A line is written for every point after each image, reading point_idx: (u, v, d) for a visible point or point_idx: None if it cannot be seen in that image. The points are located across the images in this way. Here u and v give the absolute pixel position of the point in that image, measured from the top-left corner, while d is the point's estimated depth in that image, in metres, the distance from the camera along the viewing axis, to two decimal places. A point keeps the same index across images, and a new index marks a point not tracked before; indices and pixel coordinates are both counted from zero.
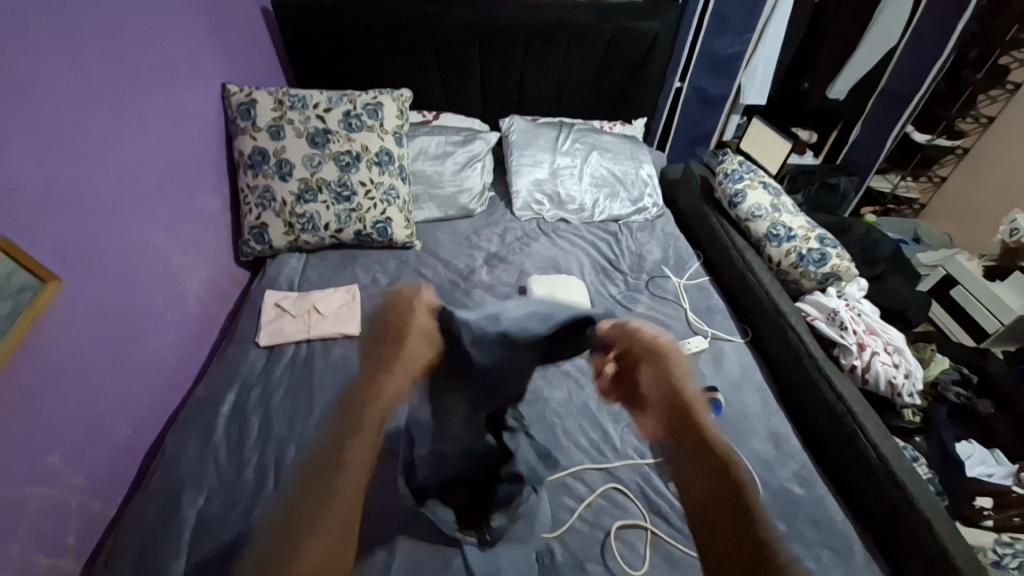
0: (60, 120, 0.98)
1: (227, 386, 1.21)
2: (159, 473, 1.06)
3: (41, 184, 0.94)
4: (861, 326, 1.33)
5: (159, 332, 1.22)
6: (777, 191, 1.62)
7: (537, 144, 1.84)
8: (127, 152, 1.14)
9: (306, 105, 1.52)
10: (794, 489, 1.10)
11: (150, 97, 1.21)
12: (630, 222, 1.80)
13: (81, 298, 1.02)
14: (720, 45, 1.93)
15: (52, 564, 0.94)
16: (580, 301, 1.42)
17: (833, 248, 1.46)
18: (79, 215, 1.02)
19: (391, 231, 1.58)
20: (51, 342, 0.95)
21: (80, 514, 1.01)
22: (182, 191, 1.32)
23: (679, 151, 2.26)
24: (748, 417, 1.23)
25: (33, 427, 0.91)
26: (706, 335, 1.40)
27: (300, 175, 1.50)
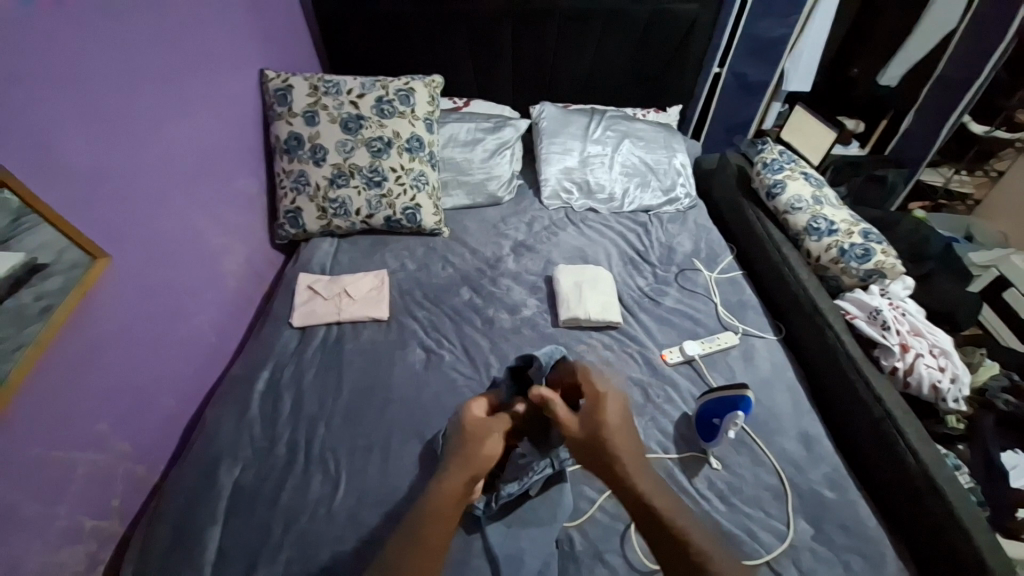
0: (108, 104, 1.02)
1: (262, 364, 1.26)
2: (198, 443, 1.12)
3: (92, 165, 0.99)
4: (905, 326, 1.27)
5: (200, 310, 1.28)
6: (819, 182, 1.55)
7: (568, 131, 1.81)
8: (169, 135, 1.18)
9: (340, 91, 1.55)
10: (824, 492, 1.07)
11: (192, 82, 1.24)
12: (661, 213, 1.76)
13: (127, 275, 1.07)
14: (763, 29, 1.84)
15: (99, 524, 1.02)
16: (606, 292, 1.41)
17: (877, 244, 1.39)
18: (126, 196, 1.07)
19: (420, 217, 1.59)
20: (101, 315, 1.01)
21: (125, 479, 1.07)
22: (221, 175, 1.36)
23: (715, 140, 2.18)
24: (778, 417, 1.19)
25: (82, 395, 0.97)
26: (737, 331, 1.37)
27: (333, 160, 1.53)
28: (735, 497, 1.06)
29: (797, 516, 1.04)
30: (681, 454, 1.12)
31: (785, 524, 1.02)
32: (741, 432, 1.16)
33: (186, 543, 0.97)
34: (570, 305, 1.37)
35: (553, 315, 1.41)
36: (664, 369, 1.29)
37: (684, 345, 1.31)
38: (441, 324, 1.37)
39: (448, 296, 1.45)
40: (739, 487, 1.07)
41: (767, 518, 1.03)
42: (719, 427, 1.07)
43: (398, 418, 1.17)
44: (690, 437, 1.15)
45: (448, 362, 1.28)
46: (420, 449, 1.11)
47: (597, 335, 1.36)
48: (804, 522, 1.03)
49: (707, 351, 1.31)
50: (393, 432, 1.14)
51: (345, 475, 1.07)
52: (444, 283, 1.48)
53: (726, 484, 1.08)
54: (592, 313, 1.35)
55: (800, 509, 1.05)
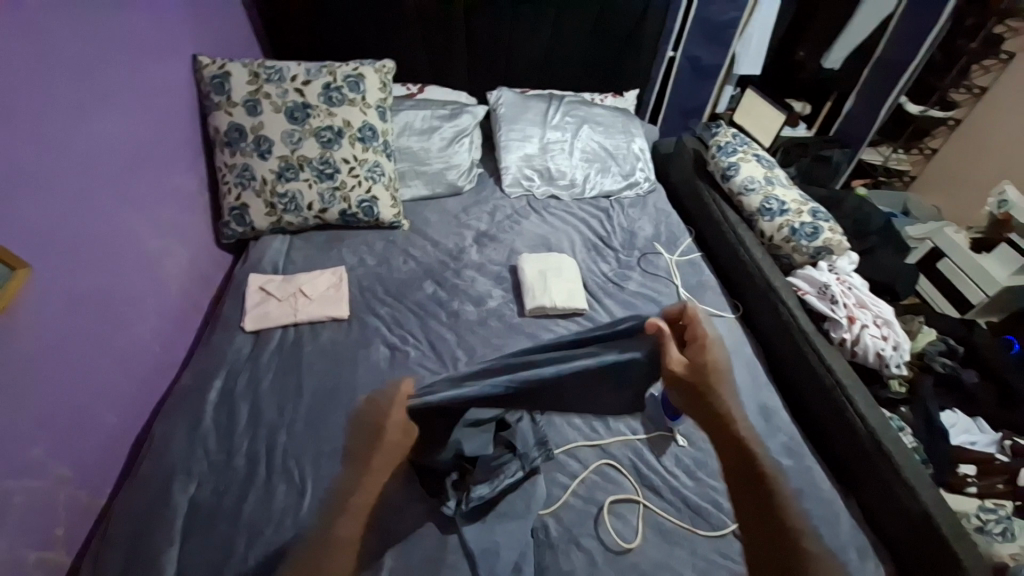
0: (16, 96, 0.91)
1: (215, 371, 1.19)
2: (149, 460, 1.05)
3: (2, 166, 0.89)
4: (852, 299, 1.34)
5: (140, 319, 1.19)
6: (771, 164, 1.60)
7: (526, 117, 1.79)
8: (94, 131, 1.07)
9: (283, 78, 1.45)
10: (783, 461, 1.12)
11: (117, 69, 1.13)
12: (622, 198, 1.77)
13: (54, 285, 0.98)
14: (714, 12, 1.88)
15: (42, 555, 0.93)
16: (571, 279, 1.41)
17: (825, 222, 1.45)
18: (48, 199, 0.97)
19: (377, 210, 1.53)
20: (24, 332, 0.91)
21: (69, 504, 0.99)
22: (156, 172, 1.26)
23: (672, 124, 2.21)
24: (738, 392, 1.23)
25: (9, 418, 0.88)
26: (698, 312, 1.40)
27: (279, 152, 1.44)
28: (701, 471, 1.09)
29: None
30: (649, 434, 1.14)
31: None
32: None
33: (140, 569, 0.91)
34: (535, 293, 1.36)
35: (519, 305, 1.40)
36: None
37: None
38: (405, 320, 1.33)
39: (411, 291, 1.40)
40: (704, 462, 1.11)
41: None
42: None
43: None
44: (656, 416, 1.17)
45: (414, 358, 1.25)
46: None
47: (563, 323, 1.36)
48: None
49: None
50: None
51: (312, 481, 1.03)
52: (406, 278, 1.44)
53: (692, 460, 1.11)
54: (558, 301, 1.35)
55: None
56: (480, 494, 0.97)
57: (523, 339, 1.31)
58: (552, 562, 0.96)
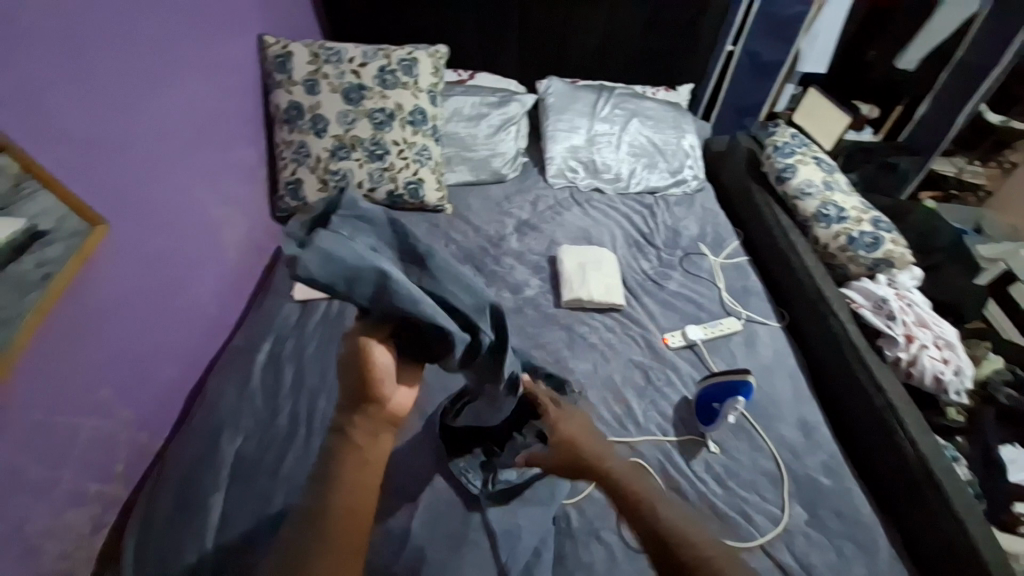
0: (101, 64, 0.98)
1: (264, 336, 1.25)
2: (202, 412, 1.12)
3: (86, 129, 0.96)
4: (911, 317, 1.26)
5: (199, 281, 1.26)
6: (831, 168, 1.53)
7: (575, 108, 1.76)
8: (166, 102, 1.14)
9: (342, 59, 1.50)
10: (820, 478, 1.08)
11: (189, 43, 1.19)
12: (668, 195, 1.73)
13: (126, 244, 1.05)
14: (782, 5, 1.79)
15: (102, 489, 1.01)
16: (609, 274, 1.40)
17: (887, 233, 1.37)
18: (123, 163, 1.04)
19: (423, 193, 1.56)
20: (99, 284, 0.98)
21: (129, 445, 1.07)
22: (220, 143, 1.33)
23: (726, 122, 2.13)
24: (778, 403, 1.19)
25: (83, 362, 0.96)
26: (741, 317, 1.36)
27: (334, 131, 1.49)
28: (732, 480, 1.07)
29: (791, 500, 1.05)
30: (679, 436, 1.13)
31: (779, 507, 1.03)
32: (741, 417, 1.16)
33: (189, 512, 0.98)
34: (573, 286, 1.36)
35: (555, 295, 1.39)
36: (665, 353, 1.28)
37: (687, 329, 1.31)
38: None
39: None
40: (736, 471, 1.08)
41: (762, 501, 1.04)
42: (719, 412, 1.08)
43: None
44: (689, 420, 1.15)
45: None
46: (421, 423, 1.12)
47: (599, 317, 1.35)
48: (799, 506, 1.04)
49: (709, 336, 1.30)
50: None
51: None
52: (446, 261, 1.46)
53: (723, 468, 1.08)
54: (595, 295, 1.34)
55: (795, 493, 1.06)
56: (507, 479, 1.01)
57: (558, 330, 1.31)
58: (571, 552, 0.97)
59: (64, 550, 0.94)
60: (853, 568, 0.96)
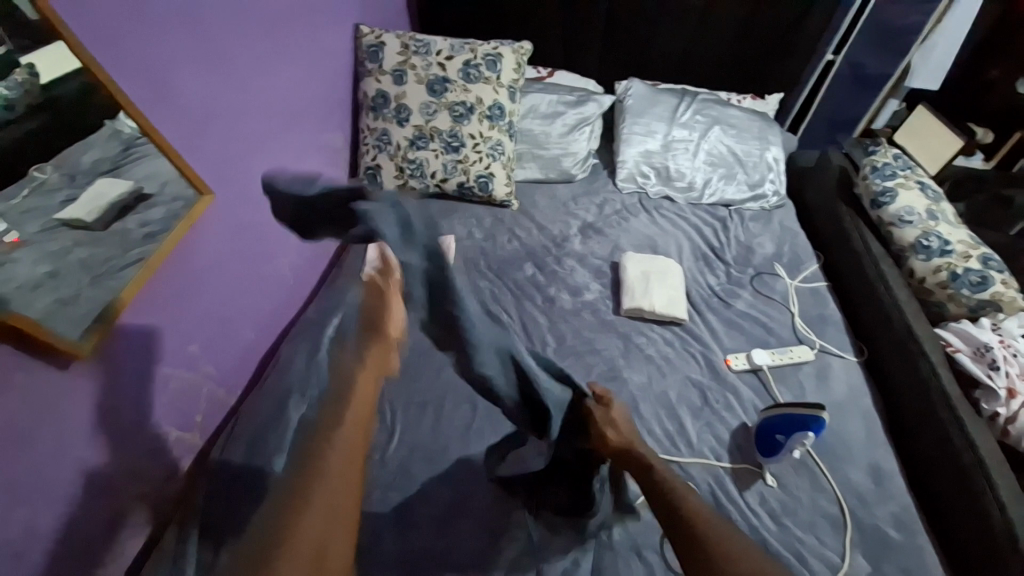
0: (218, 47, 1.07)
1: (333, 312, 1.33)
2: (272, 376, 1.22)
3: (202, 106, 1.06)
4: (1015, 370, 1.11)
5: (282, 254, 1.36)
6: (936, 195, 1.39)
7: (654, 112, 1.71)
8: (270, 85, 1.23)
9: (430, 51, 1.54)
10: (888, 531, 0.99)
11: (294, 30, 1.28)
12: (743, 209, 1.65)
13: (225, 213, 1.15)
14: (898, 13, 1.63)
15: (182, 435, 1.12)
16: (674, 286, 1.36)
17: (997, 272, 1.24)
18: (230, 140, 1.14)
19: (492, 187, 1.59)
20: (199, 247, 1.09)
21: (208, 398, 1.18)
22: (312, 126, 1.41)
23: (816, 136, 1.98)
24: (848, 445, 1.11)
25: (180, 317, 1.06)
26: (814, 347, 1.28)
27: (415, 121, 1.54)
28: (788, 518, 1.01)
29: (853, 550, 0.98)
30: (734, 463, 1.08)
31: (838, 555, 0.97)
32: (806, 455, 1.09)
33: (256, 466, 1.07)
34: (635, 294, 1.33)
35: (615, 302, 1.37)
36: (726, 375, 1.23)
37: (752, 352, 1.25)
38: (502, 296, 1.38)
39: (511, 270, 1.44)
40: (794, 508, 1.02)
41: (819, 544, 0.98)
42: (783, 445, 1.02)
43: (453, 380, 1.20)
44: (747, 447, 1.10)
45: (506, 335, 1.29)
46: (472, 413, 1.15)
47: (658, 330, 1.31)
48: (862, 557, 0.97)
49: (776, 362, 1.23)
50: (447, 394, 1.18)
51: (400, 426, 1.12)
52: (508, 257, 1.48)
53: (779, 503, 1.03)
54: (657, 306, 1.31)
55: (858, 543, 0.98)
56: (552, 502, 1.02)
57: (615, 337, 1.29)
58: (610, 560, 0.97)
59: (147, 485, 1.05)
60: None
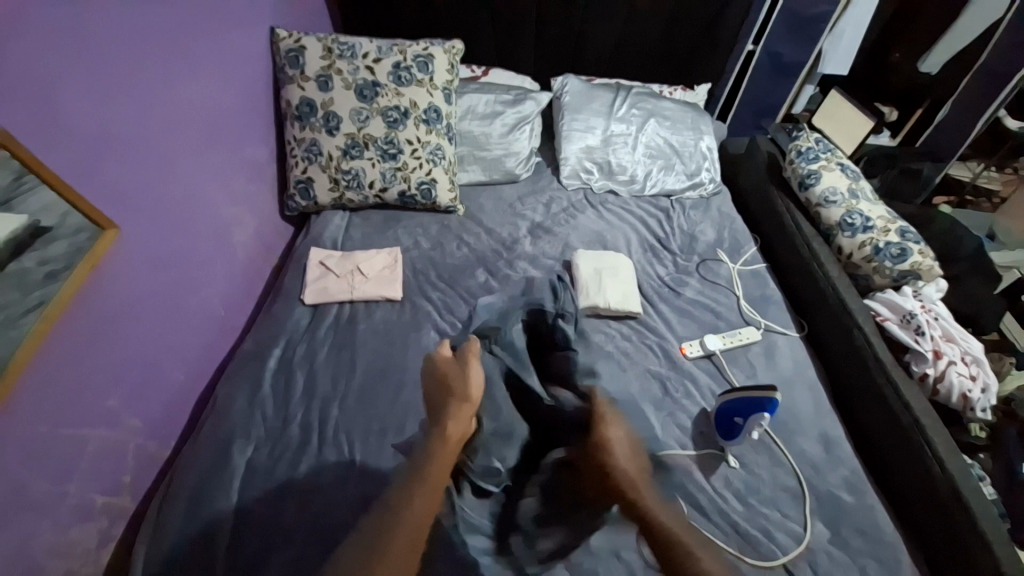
0: (110, 58, 0.94)
1: (274, 341, 1.23)
2: (211, 420, 1.10)
3: (97, 128, 0.93)
4: (938, 331, 1.23)
5: (209, 284, 1.24)
6: (856, 175, 1.49)
7: (591, 108, 1.72)
8: (178, 99, 1.11)
9: (356, 54, 1.46)
10: (843, 496, 1.05)
11: (202, 38, 1.16)
12: (684, 198, 1.69)
13: (137, 246, 1.03)
14: (805, 4, 1.74)
15: (110, 501, 0.99)
16: (626, 280, 1.37)
17: (914, 243, 1.33)
18: (135, 164, 1.01)
19: (435, 194, 1.53)
20: (109, 287, 0.96)
21: (137, 454, 1.05)
22: (230, 142, 1.29)
23: (742, 123, 2.08)
24: (800, 418, 1.17)
25: (92, 369, 0.93)
26: (760, 327, 1.33)
27: (346, 129, 1.45)
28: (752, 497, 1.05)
29: (814, 518, 1.02)
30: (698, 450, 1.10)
31: (801, 525, 1.01)
32: (763, 433, 1.13)
33: (201, 523, 0.96)
34: (589, 292, 1.33)
35: None
36: (683, 363, 1.25)
37: (705, 339, 1.28)
38: (455, 306, 1.33)
39: (463, 278, 1.40)
40: (757, 487, 1.06)
41: (783, 518, 1.02)
42: (742, 428, 1.05)
43: (412, 400, 1.14)
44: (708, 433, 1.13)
45: None
46: None
47: (615, 325, 1.32)
48: (821, 524, 1.02)
49: (728, 346, 1.28)
50: (407, 415, 1.12)
51: (360, 457, 1.05)
52: (459, 264, 1.43)
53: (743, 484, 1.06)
54: (612, 302, 1.31)
55: (817, 511, 1.04)
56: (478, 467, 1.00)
57: None
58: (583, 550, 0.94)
59: (70, 564, 0.91)
60: None
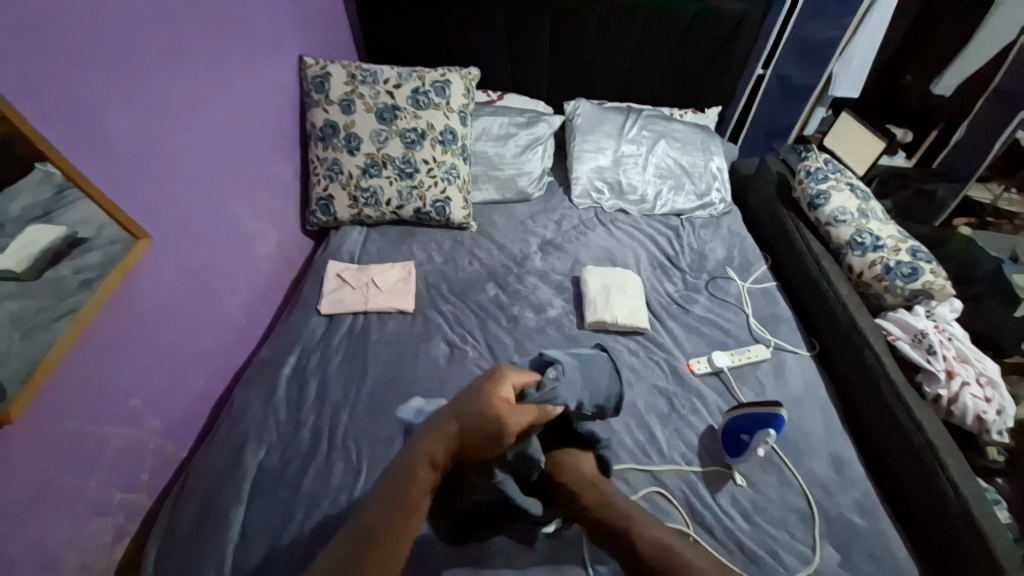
0: (150, 85, 1.03)
1: (290, 349, 1.28)
2: (226, 424, 1.14)
3: (134, 148, 1.01)
4: (952, 352, 1.21)
5: (231, 293, 1.30)
6: (866, 195, 1.50)
7: (602, 130, 1.77)
8: (210, 121, 1.19)
9: (377, 80, 1.55)
10: (854, 518, 1.03)
11: (233, 66, 1.25)
12: (694, 217, 1.72)
13: (166, 255, 1.10)
14: (812, 29, 1.78)
15: (127, 497, 1.03)
16: (634, 296, 1.39)
17: (926, 263, 1.33)
18: (168, 180, 1.09)
19: (449, 211, 1.59)
20: (138, 293, 1.03)
21: (155, 454, 1.10)
22: (257, 160, 1.38)
23: (754, 144, 2.11)
24: (809, 437, 1.15)
25: (118, 370, 0.99)
26: (769, 345, 1.33)
27: (367, 149, 1.53)
28: (760, 516, 1.03)
29: (823, 541, 1.00)
30: (704, 467, 1.10)
31: (809, 548, 0.99)
32: (771, 452, 1.12)
33: (210, 522, 0.99)
34: (597, 308, 1.35)
35: (578, 316, 1.39)
36: (690, 379, 1.25)
37: (713, 355, 1.28)
38: (466, 319, 1.37)
39: (473, 292, 1.44)
40: (764, 506, 1.04)
41: (791, 540, 1.00)
42: (748, 444, 1.04)
43: None
44: (714, 450, 1.12)
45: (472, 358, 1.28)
46: None
47: (623, 340, 1.33)
48: (831, 548, 0.99)
49: (736, 363, 1.27)
50: None
51: (367, 464, 1.07)
52: (470, 279, 1.47)
53: (750, 502, 1.05)
54: (619, 318, 1.33)
55: (826, 533, 1.01)
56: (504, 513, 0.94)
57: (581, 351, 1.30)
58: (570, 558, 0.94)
59: (86, 557, 0.95)
60: None
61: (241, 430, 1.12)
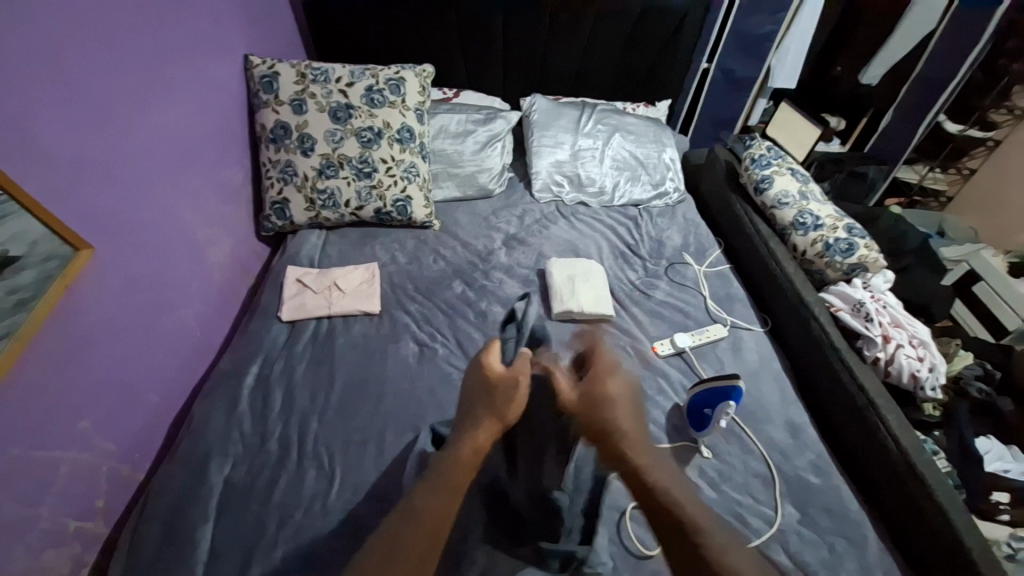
0: (86, 86, 0.97)
1: (251, 359, 1.23)
2: (186, 440, 1.09)
3: (71, 154, 0.94)
4: (886, 318, 1.31)
5: (184, 303, 1.24)
6: (805, 178, 1.59)
7: (559, 125, 1.81)
8: (152, 123, 1.13)
9: (329, 79, 1.51)
10: (810, 478, 1.10)
11: (175, 64, 1.19)
12: (651, 207, 1.78)
13: (113, 266, 1.04)
14: (750, 24, 1.87)
15: (82, 525, 0.97)
16: (598, 285, 1.42)
17: (860, 238, 1.43)
18: (110, 187, 1.03)
19: (411, 210, 1.57)
20: (83, 308, 0.96)
21: (111, 477, 1.03)
22: (205, 163, 1.32)
23: (702, 135, 2.21)
24: (766, 407, 1.22)
25: (65, 392, 0.93)
26: (726, 324, 1.40)
27: (321, 149, 1.49)
28: (725, 484, 1.08)
29: (784, 501, 1.07)
30: (673, 443, 1.14)
31: (772, 509, 1.05)
32: (732, 423, 1.18)
33: (175, 543, 0.94)
34: (563, 298, 1.38)
35: (546, 308, 1.41)
36: (655, 361, 1.30)
37: (675, 337, 1.33)
38: (433, 317, 1.36)
39: (440, 290, 1.43)
40: (729, 474, 1.10)
41: (756, 504, 1.06)
42: (710, 417, 1.09)
43: (393, 408, 1.16)
44: (681, 426, 1.17)
45: (442, 356, 1.27)
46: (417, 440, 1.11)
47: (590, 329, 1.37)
48: (791, 507, 1.06)
49: (697, 343, 1.33)
50: (388, 422, 1.13)
51: (341, 468, 1.05)
52: (436, 277, 1.47)
53: (716, 472, 1.10)
54: (585, 306, 1.36)
55: (787, 494, 1.08)
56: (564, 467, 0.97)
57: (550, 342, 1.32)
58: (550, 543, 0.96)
59: None
60: (845, 565, 0.98)
61: (204, 444, 1.08)
